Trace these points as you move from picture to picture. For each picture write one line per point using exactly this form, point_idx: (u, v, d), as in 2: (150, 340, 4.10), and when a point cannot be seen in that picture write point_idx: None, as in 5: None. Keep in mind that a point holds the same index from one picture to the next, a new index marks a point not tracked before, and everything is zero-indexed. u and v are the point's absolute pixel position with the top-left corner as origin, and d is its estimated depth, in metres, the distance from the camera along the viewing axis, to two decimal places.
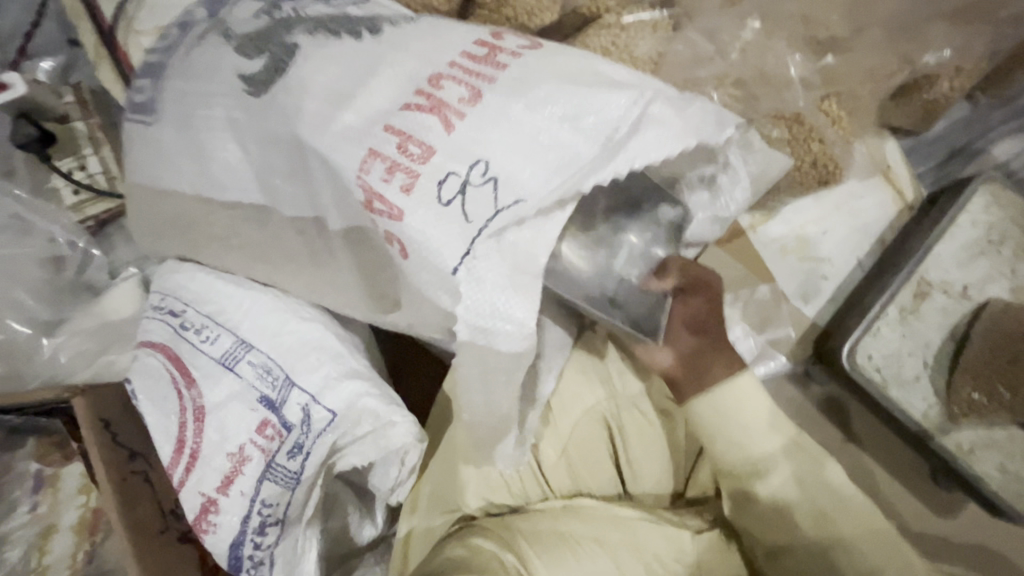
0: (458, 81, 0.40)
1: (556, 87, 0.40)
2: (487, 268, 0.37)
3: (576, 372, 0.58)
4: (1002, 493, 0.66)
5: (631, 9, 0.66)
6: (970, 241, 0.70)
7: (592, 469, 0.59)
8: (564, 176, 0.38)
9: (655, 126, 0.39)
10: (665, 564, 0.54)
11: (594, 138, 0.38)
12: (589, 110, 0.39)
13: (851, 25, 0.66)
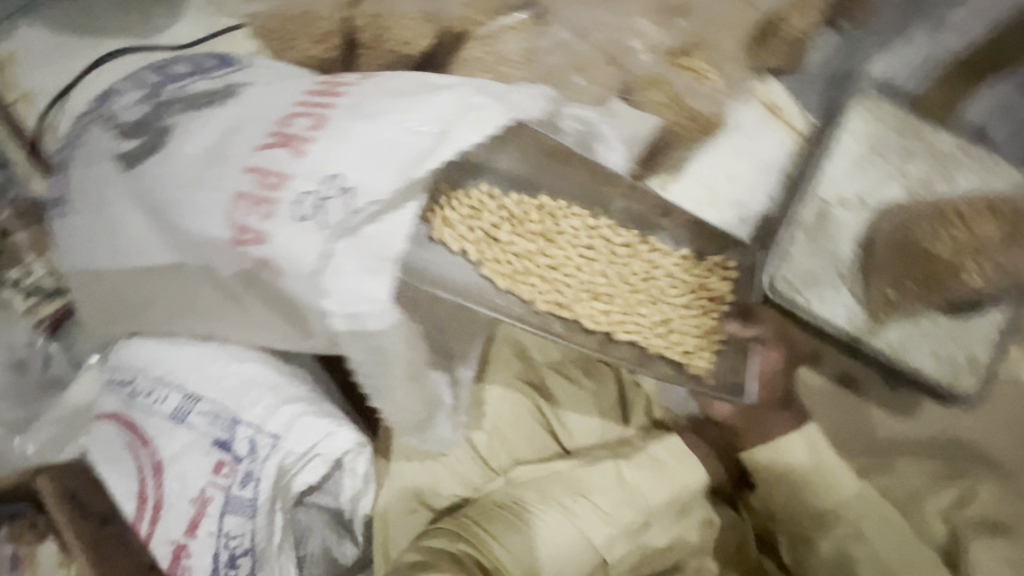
0: (302, 116, 0.46)
1: (385, 103, 0.46)
2: (346, 266, 0.43)
3: (493, 360, 0.65)
4: (939, 378, 0.70)
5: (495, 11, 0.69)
6: (860, 154, 0.71)
7: (530, 439, 0.63)
8: (402, 172, 0.44)
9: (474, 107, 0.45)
10: (622, 511, 0.55)
11: (422, 135, 0.44)
12: (415, 112, 0.45)
13: None
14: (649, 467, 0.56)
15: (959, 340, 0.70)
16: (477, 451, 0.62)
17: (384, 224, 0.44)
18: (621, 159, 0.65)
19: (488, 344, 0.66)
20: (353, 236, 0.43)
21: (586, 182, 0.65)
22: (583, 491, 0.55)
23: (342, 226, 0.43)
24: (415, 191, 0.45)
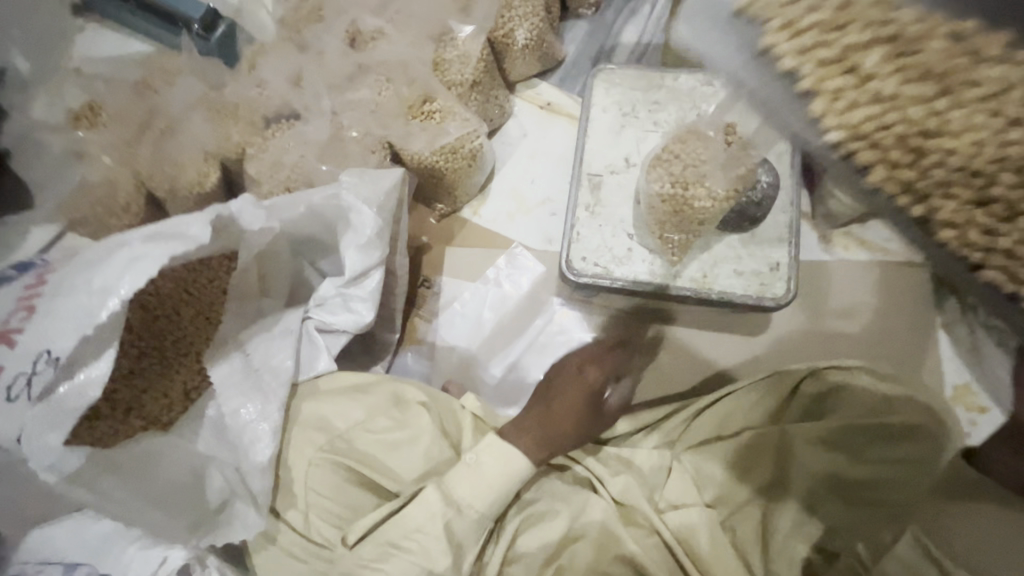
0: (17, 309, 0.55)
1: (79, 272, 0.55)
2: (70, 407, 0.51)
3: (298, 435, 0.62)
4: (748, 292, 0.73)
5: (268, 128, 0.84)
6: (610, 124, 0.82)
7: (352, 498, 0.61)
8: (80, 319, 0.51)
9: (139, 261, 0.54)
10: (458, 531, 0.58)
11: (103, 285, 0.53)
12: (98, 270, 0.54)
13: (420, 42, 0.84)
14: (474, 473, 0.60)
15: (751, 255, 0.74)
16: (308, 529, 0.60)
17: (94, 365, 0.52)
18: (377, 213, 0.69)
19: (290, 424, 0.63)
20: (73, 380, 0.51)
21: (356, 248, 0.69)
22: (416, 528, 0.57)
23: (53, 375, 0.51)
24: (92, 331, 0.51)
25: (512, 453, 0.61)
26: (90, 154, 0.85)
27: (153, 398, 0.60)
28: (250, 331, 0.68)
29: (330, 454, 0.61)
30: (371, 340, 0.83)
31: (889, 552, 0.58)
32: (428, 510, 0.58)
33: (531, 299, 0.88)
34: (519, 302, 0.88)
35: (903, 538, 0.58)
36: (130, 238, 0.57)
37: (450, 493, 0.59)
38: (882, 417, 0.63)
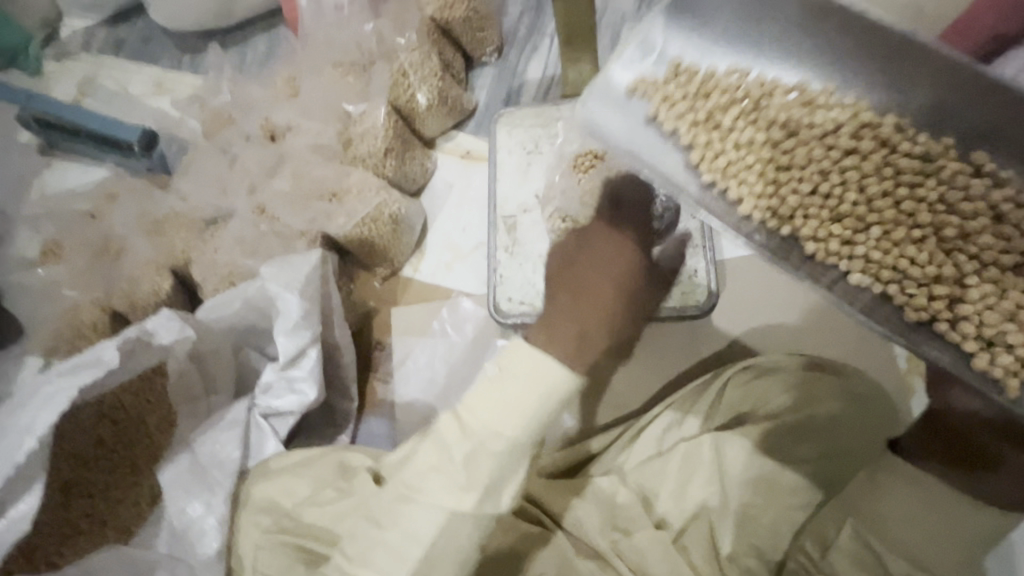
0: None
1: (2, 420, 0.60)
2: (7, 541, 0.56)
3: (249, 514, 0.65)
4: (670, 304, 0.76)
5: (202, 231, 0.89)
6: (517, 164, 0.85)
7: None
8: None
9: (55, 394, 0.60)
10: None
11: (20, 426, 0.58)
12: (17, 414, 0.59)
13: (333, 123, 0.89)
14: (501, 395, 0.50)
15: None
16: None
17: (24, 500, 0.56)
18: (299, 296, 0.73)
19: (241, 511, 0.66)
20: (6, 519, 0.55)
21: (285, 332, 0.73)
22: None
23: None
24: (15, 471, 0.55)
25: (541, 359, 0.49)
26: (52, 287, 0.91)
27: (127, 507, 0.68)
28: (201, 429, 0.72)
29: (280, 536, 0.62)
30: (332, 411, 0.86)
31: (833, 545, 0.55)
32: (446, 447, 0.52)
33: (477, 338, 0.91)
34: (467, 342, 0.91)
35: (843, 527, 0.55)
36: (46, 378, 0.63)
37: (470, 428, 0.51)
38: (806, 410, 0.65)
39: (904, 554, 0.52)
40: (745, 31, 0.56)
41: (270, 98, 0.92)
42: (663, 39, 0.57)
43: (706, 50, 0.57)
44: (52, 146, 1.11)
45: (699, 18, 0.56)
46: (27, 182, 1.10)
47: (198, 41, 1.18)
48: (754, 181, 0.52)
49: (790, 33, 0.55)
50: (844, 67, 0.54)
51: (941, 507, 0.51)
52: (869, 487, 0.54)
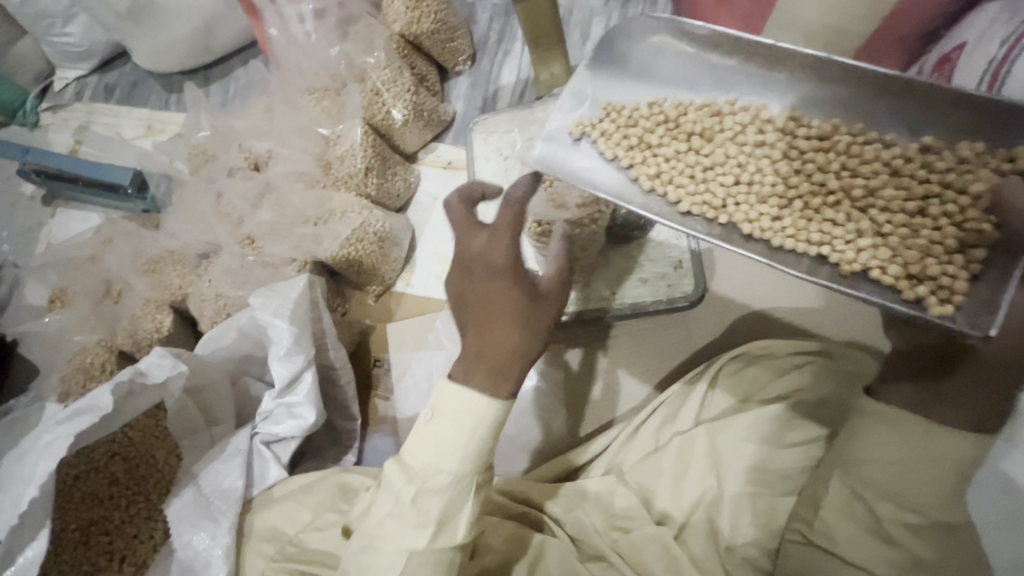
0: None
1: (8, 472, 0.62)
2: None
3: (255, 544, 0.66)
4: (658, 298, 0.76)
5: (197, 267, 0.91)
6: (495, 170, 0.85)
7: None
8: (7, 512, 0.58)
9: (56, 442, 0.61)
10: None
11: (24, 477, 0.60)
12: (21, 466, 0.61)
13: (311, 148, 0.90)
14: (437, 432, 0.54)
15: (651, 260, 0.76)
16: None
17: (31, 546, 0.58)
18: (289, 323, 0.74)
19: (245, 540, 0.67)
20: (13, 567, 0.57)
21: (278, 359, 0.73)
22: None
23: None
24: (20, 520, 0.57)
25: (465, 394, 0.53)
26: (49, 333, 0.91)
27: (142, 540, 0.70)
28: (205, 460, 0.74)
29: (283, 562, 0.63)
30: (336, 431, 0.87)
31: (823, 502, 0.54)
32: (395, 493, 0.55)
33: None
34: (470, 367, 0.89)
35: (830, 484, 0.54)
36: (44, 428, 0.64)
37: (412, 468, 0.55)
38: (795, 393, 0.64)
39: (888, 496, 0.51)
40: (655, 67, 0.60)
41: (251, 128, 0.93)
42: (597, 88, 0.62)
43: (631, 87, 0.61)
44: (53, 195, 1.14)
45: (618, 63, 0.61)
46: (32, 233, 1.13)
47: (181, 79, 1.20)
48: (685, 183, 0.57)
49: (692, 61, 0.59)
50: (745, 77, 0.58)
51: (912, 442, 0.49)
52: (849, 438, 0.53)
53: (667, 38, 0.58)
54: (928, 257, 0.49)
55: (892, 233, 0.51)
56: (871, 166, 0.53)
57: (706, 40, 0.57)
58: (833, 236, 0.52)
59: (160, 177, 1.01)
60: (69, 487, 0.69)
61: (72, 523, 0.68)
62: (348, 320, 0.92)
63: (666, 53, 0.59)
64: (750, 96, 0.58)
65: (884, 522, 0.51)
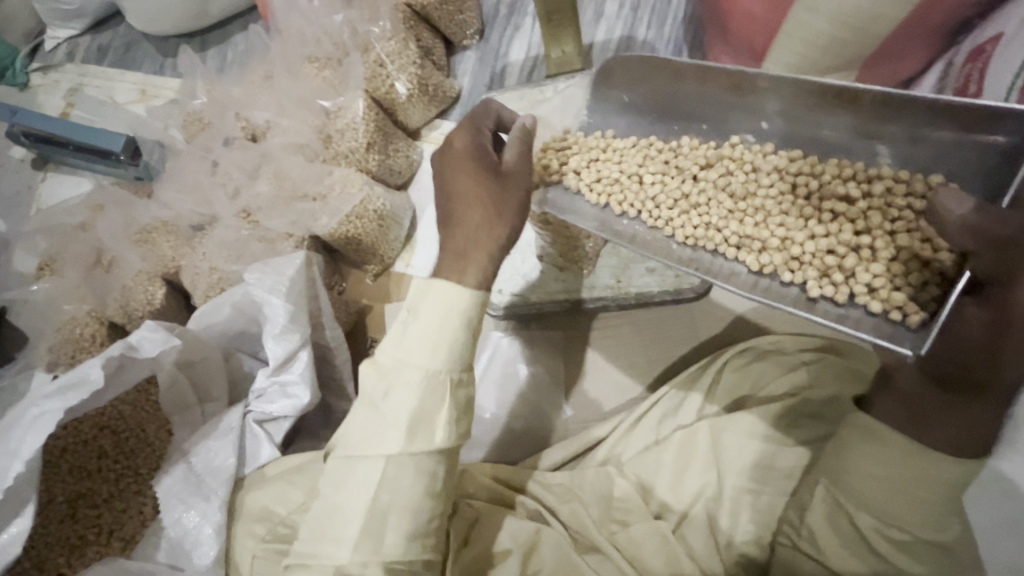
0: None
1: None
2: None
3: (245, 523, 0.65)
4: (665, 288, 0.74)
5: (192, 240, 0.89)
6: None
7: None
8: None
9: (41, 417, 0.59)
10: None
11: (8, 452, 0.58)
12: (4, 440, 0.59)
13: (311, 119, 0.87)
14: (411, 329, 0.53)
15: None
16: None
17: (15, 522, 0.56)
18: (285, 301, 0.72)
19: (236, 520, 0.66)
20: None
21: (273, 337, 0.71)
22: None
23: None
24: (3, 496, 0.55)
25: (437, 288, 0.52)
26: (35, 302, 0.88)
27: (130, 516, 0.67)
28: (196, 438, 0.72)
29: (274, 543, 0.63)
30: (331, 411, 0.86)
31: (808, 507, 0.54)
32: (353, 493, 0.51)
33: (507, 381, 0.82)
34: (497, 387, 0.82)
35: (817, 490, 0.53)
36: (27, 401, 0.62)
37: (382, 365, 0.54)
38: (801, 392, 0.63)
39: (872, 511, 0.49)
40: (640, 98, 0.61)
41: (248, 96, 0.90)
42: (593, 122, 0.64)
43: (623, 120, 0.62)
44: (43, 159, 1.10)
45: (607, 99, 0.62)
46: (21, 197, 1.10)
47: (177, 43, 1.16)
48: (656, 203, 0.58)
49: (670, 83, 0.58)
50: (718, 102, 0.57)
51: (899, 460, 0.48)
52: (837, 452, 0.52)
53: (643, 72, 0.59)
54: (895, 270, 0.48)
55: (863, 246, 0.50)
56: (837, 181, 0.52)
57: (681, 70, 0.56)
58: (800, 253, 0.51)
59: (154, 145, 0.98)
60: (59, 461, 0.68)
61: (58, 496, 0.67)
62: (345, 299, 0.90)
63: (645, 85, 0.59)
64: (724, 116, 0.57)
65: (867, 535, 0.50)
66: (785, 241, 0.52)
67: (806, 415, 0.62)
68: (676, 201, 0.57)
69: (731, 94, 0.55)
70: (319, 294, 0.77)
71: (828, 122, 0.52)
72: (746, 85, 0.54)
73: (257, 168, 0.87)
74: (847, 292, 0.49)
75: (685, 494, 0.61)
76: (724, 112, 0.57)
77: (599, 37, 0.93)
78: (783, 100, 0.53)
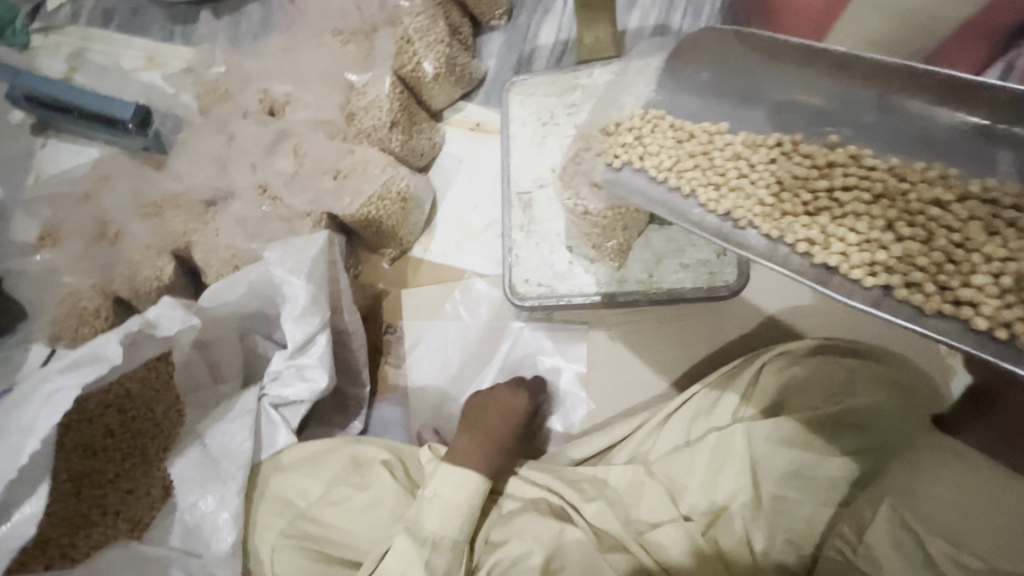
0: None
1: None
2: (10, 547, 0.53)
3: (268, 509, 0.64)
4: (698, 285, 0.72)
5: (203, 214, 0.85)
6: (532, 137, 0.80)
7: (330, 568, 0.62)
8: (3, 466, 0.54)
9: (58, 393, 0.57)
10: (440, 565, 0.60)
11: (22, 430, 0.55)
12: (15, 418, 0.57)
13: (333, 95, 0.84)
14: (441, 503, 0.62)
15: (692, 244, 0.72)
16: None
17: (28, 502, 0.54)
18: (305, 283, 0.69)
19: (257, 506, 0.65)
20: (11, 523, 0.53)
21: (292, 319, 0.69)
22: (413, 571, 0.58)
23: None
24: (16, 475, 0.53)
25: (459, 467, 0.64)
26: (35, 272, 0.85)
27: (138, 497, 0.63)
28: (210, 420, 0.70)
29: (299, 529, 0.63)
30: (344, 397, 0.84)
31: (869, 526, 0.51)
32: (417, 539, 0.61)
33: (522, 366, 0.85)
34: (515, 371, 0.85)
35: (880, 508, 0.51)
36: (38, 378, 0.59)
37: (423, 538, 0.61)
38: (846, 400, 0.61)
39: (943, 533, 0.47)
40: (727, 77, 0.54)
41: (268, 68, 0.86)
42: (663, 100, 0.57)
43: (698, 99, 0.56)
44: (45, 125, 1.06)
45: (686, 75, 0.56)
46: (19, 163, 1.05)
47: (187, 9, 1.11)
48: (728, 192, 0.51)
49: (763, 65, 0.52)
50: (817, 86, 0.50)
51: (979, 483, 0.48)
52: (910, 468, 0.52)
53: (737, 51, 0.53)
54: (1006, 290, 0.42)
55: (961, 258, 0.44)
56: (934, 187, 0.47)
57: (782, 49, 0.51)
58: (889, 258, 0.45)
59: (165, 114, 0.93)
60: (61, 435, 0.61)
61: (60, 471, 0.61)
62: (361, 283, 0.88)
63: (734, 66, 0.53)
64: (817, 105, 0.51)
65: (933, 558, 0.47)
66: (874, 244, 0.46)
67: (862, 423, 0.60)
68: (752, 191, 0.50)
69: (836, 77, 0.49)
70: (338, 278, 0.75)
71: (939, 120, 0.47)
72: (852, 69, 0.48)
73: (275, 143, 0.84)
74: (944, 305, 0.42)
75: (716, 497, 0.60)
76: (816, 100, 0.51)
77: (632, 24, 0.90)
78: (893, 90, 0.48)
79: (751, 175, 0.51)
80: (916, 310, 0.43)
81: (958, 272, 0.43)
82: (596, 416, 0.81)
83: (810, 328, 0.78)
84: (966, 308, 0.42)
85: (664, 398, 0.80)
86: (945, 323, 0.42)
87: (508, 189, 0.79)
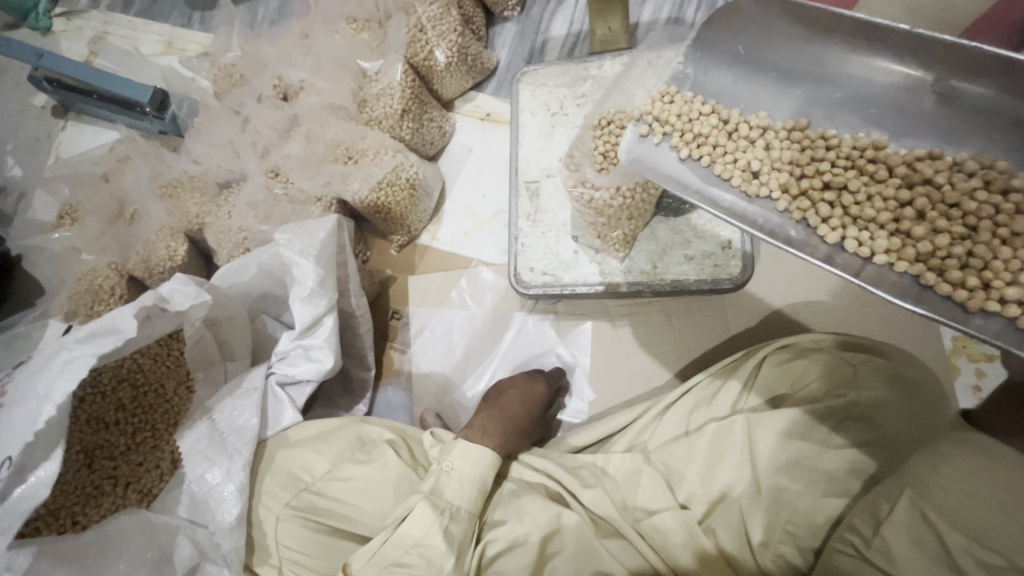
0: None
1: (18, 388, 0.59)
2: (25, 507, 0.54)
3: (275, 483, 0.66)
4: (702, 276, 0.72)
5: (216, 198, 0.87)
6: (542, 126, 0.80)
7: (330, 549, 0.63)
8: (22, 431, 0.55)
9: (73, 362, 0.58)
10: (445, 552, 0.59)
11: (39, 399, 0.57)
12: (34, 386, 0.58)
13: (346, 81, 0.84)
14: (452, 484, 0.63)
15: (697, 236, 0.72)
16: (292, 565, 0.62)
17: (44, 465, 0.55)
18: (314, 263, 0.70)
19: (265, 481, 0.66)
20: (25, 484, 0.54)
21: (300, 300, 0.70)
22: (418, 541, 0.59)
23: (6, 480, 0.54)
24: (33, 437, 0.55)
25: (473, 448, 0.65)
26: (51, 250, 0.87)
27: (148, 469, 0.66)
28: (220, 397, 0.71)
29: (300, 505, 0.64)
30: (350, 379, 0.86)
31: (886, 520, 0.50)
32: (417, 518, 0.60)
33: (529, 358, 0.86)
34: (521, 364, 0.86)
35: (900, 501, 0.50)
36: (54, 349, 0.60)
37: (419, 516, 0.60)
38: (849, 393, 0.61)
39: (962, 527, 0.46)
40: (765, 52, 0.48)
41: (284, 54, 0.87)
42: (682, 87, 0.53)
43: (732, 78, 0.51)
44: (66, 108, 1.08)
45: (724, 48, 0.49)
46: (41, 143, 1.08)
47: None
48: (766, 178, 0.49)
49: (794, 40, 0.47)
50: (869, 67, 0.45)
51: (1004, 481, 0.46)
52: (931, 462, 0.51)
53: (783, 24, 0.47)
54: None
55: (1004, 255, 0.43)
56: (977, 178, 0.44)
57: (829, 31, 0.46)
58: (930, 253, 0.44)
59: (182, 98, 0.94)
60: (76, 408, 0.66)
61: (75, 444, 0.65)
62: (369, 268, 0.89)
63: (775, 45, 0.48)
64: (859, 88, 0.47)
65: (950, 552, 0.45)
66: (915, 237, 0.45)
67: (881, 421, 0.59)
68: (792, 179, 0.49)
69: (886, 57, 0.45)
70: (346, 262, 0.76)
71: (996, 108, 0.42)
72: (910, 51, 0.44)
73: (289, 128, 0.85)
74: (988, 303, 0.41)
75: (716, 486, 0.60)
76: (871, 79, 0.46)
77: (645, 17, 0.90)
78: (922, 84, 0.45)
79: (793, 161, 0.49)
80: (960, 307, 0.42)
81: (1003, 269, 0.42)
82: (598, 405, 0.82)
83: (811, 325, 0.79)
84: (1013, 306, 0.41)
85: (664, 389, 0.81)
86: (990, 320, 0.41)
87: (515, 177, 0.80)
